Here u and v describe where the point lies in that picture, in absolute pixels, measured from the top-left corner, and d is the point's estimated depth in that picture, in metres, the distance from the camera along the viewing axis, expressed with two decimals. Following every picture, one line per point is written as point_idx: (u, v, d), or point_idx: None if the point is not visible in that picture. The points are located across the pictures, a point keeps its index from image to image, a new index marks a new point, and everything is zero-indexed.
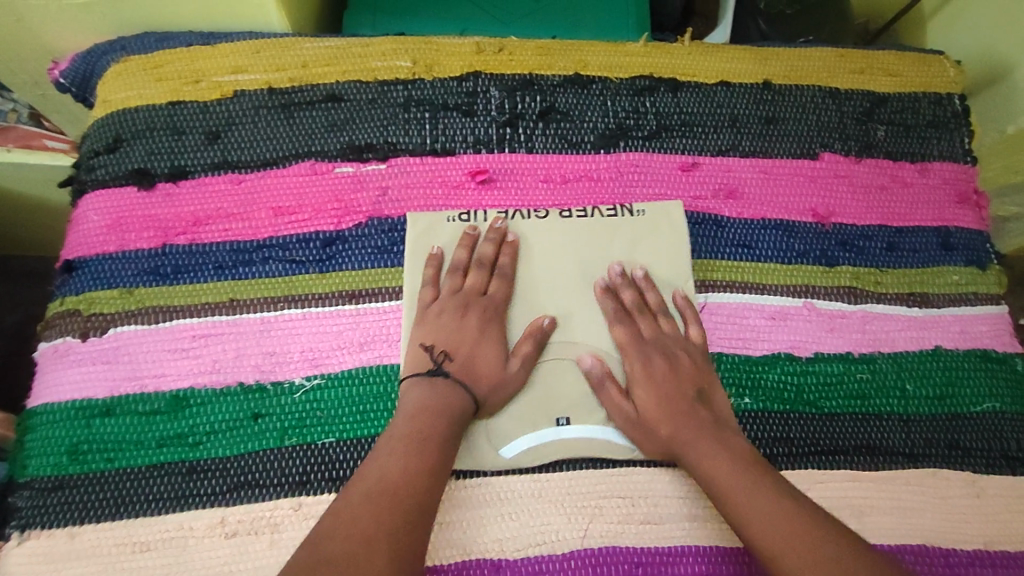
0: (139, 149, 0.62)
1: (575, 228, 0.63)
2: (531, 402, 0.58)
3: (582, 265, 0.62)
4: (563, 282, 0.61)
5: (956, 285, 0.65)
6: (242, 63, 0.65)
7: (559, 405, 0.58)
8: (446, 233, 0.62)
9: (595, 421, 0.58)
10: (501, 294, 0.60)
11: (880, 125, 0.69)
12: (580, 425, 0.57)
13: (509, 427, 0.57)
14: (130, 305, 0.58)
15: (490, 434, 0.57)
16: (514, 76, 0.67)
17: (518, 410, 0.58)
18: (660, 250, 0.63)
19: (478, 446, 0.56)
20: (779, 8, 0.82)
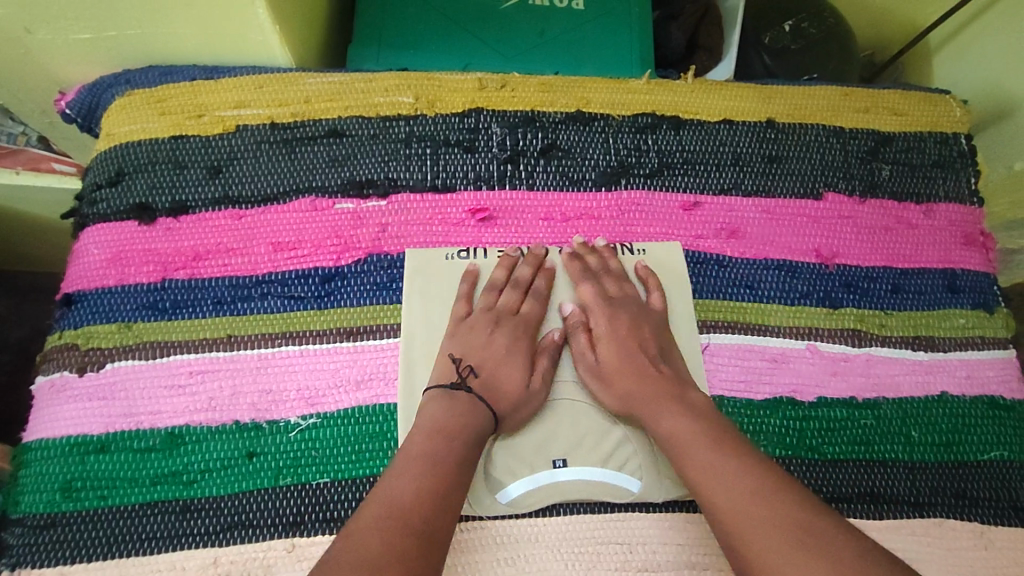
0: (140, 183, 0.63)
1: (575, 267, 0.63)
2: (527, 442, 0.57)
3: (581, 302, 0.62)
4: (558, 319, 0.61)
5: (962, 328, 0.64)
6: (245, 98, 0.65)
7: (556, 446, 0.57)
8: (442, 271, 0.62)
9: (592, 463, 0.57)
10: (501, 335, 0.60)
11: (885, 164, 0.68)
12: (576, 466, 0.56)
13: (505, 470, 0.56)
14: (127, 340, 0.58)
15: (487, 476, 0.56)
16: (516, 113, 0.67)
17: (514, 451, 0.57)
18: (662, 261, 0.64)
19: (474, 489, 0.55)
20: (784, 43, 0.82)
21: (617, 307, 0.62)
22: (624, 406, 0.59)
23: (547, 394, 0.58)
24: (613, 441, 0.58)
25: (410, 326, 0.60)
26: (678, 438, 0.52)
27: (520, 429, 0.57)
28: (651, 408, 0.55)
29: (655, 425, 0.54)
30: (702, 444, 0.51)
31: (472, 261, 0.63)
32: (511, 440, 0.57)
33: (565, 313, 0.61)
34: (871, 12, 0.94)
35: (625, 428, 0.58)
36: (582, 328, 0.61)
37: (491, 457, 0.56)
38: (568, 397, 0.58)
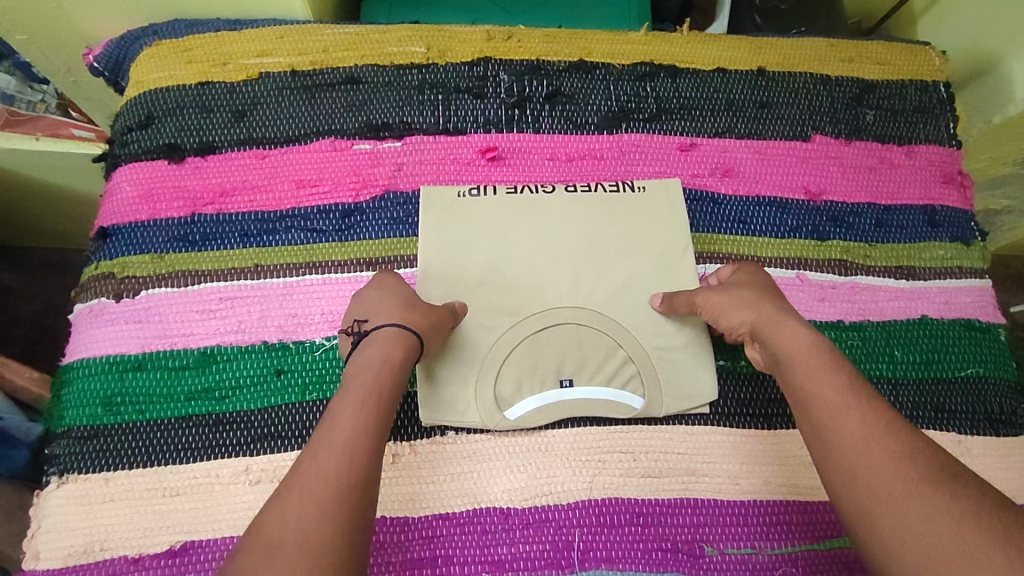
0: (170, 126, 0.66)
1: (580, 201, 0.67)
2: (536, 365, 0.61)
3: (584, 237, 0.66)
4: (564, 252, 0.65)
5: (942, 259, 0.68)
6: (266, 47, 0.69)
7: (564, 366, 0.61)
8: (456, 205, 0.66)
9: (595, 382, 0.61)
10: (511, 260, 0.64)
11: (869, 109, 0.72)
12: (581, 385, 0.60)
13: (513, 391, 0.60)
14: (161, 269, 0.62)
15: (499, 398, 0.59)
16: (522, 61, 0.71)
17: (524, 375, 0.60)
18: (662, 221, 0.66)
19: (486, 408, 0.59)
20: (774, 4, 0.86)
21: (618, 242, 0.66)
22: (623, 329, 0.63)
23: (555, 318, 0.62)
24: (617, 363, 0.62)
25: (422, 271, 0.63)
26: (794, 355, 0.51)
27: (530, 354, 0.61)
28: (779, 336, 0.53)
29: (777, 341, 0.52)
30: (821, 363, 0.50)
31: (484, 198, 0.66)
32: (522, 363, 0.61)
33: (569, 247, 0.65)
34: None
35: (627, 351, 0.62)
36: (584, 260, 0.65)
37: (503, 380, 0.60)
38: (575, 323, 0.62)
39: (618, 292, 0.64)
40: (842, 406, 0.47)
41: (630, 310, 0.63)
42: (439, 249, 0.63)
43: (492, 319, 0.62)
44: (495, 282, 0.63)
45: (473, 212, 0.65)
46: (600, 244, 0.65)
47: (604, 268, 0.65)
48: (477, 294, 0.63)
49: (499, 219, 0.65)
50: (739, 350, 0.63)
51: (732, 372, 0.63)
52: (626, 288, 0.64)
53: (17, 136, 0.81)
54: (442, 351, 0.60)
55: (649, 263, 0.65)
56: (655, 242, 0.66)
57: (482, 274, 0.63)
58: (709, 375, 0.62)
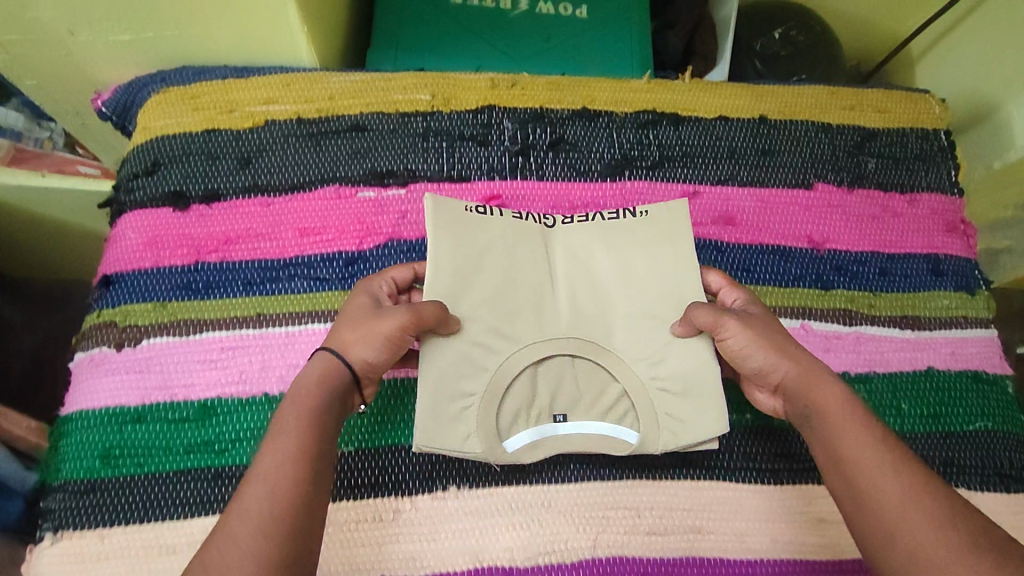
0: (175, 173, 0.67)
1: (587, 228, 0.64)
2: (534, 398, 0.59)
3: (586, 265, 0.63)
4: (568, 278, 0.63)
5: (946, 309, 0.68)
6: (273, 94, 0.70)
7: (560, 401, 0.59)
8: (462, 222, 0.61)
9: (590, 418, 0.59)
10: (512, 286, 0.61)
11: (871, 158, 0.73)
12: (575, 421, 0.59)
13: (509, 425, 0.58)
14: (163, 318, 0.61)
15: (497, 431, 0.57)
16: (526, 109, 0.72)
17: (522, 409, 0.58)
18: (674, 250, 0.62)
19: (487, 439, 0.56)
20: (774, 49, 0.85)
21: (623, 268, 0.63)
22: (622, 361, 0.60)
23: (556, 350, 0.60)
24: (615, 398, 0.59)
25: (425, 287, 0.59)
26: (828, 413, 0.52)
27: (528, 387, 0.59)
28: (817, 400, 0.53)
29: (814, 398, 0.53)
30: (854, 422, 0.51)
31: (489, 216, 0.62)
32: (521, 396, 0.58)
33: (573, 273, 0.63)
34: (860, 22, 0.99)
35: (626, 384, 0.59)
36: (587, 288, 0.63)
37: (503, 410, 0.57)
38: (575, 356, 0.60)
39: (619, 321, 0.62)
40: (881, 469, 0.48)
41: (632, 339, 0.60)
42: (443, 269, 0.59)
43: (493, 344, 0.58)
44: (497, 305, 0.60)
45: (480, 231, 0.61)
46: (604, 271, 0.63)
47: (606, 297, 0.63)
48: (481, 315, 0.59)
49: (506, 242, 0.62)
50: (745, 402, 0.63)
51: (738, 425, 0.62)
52: (632, 318, 0.61)
53: (24, 172, 0.82)
54: (441, 378, 0.56)
55: (654, 291, 0.62)
56: (666, 271, 0.62)
57: (486, 294, 0.60)
58: (714, 414, 0.58)
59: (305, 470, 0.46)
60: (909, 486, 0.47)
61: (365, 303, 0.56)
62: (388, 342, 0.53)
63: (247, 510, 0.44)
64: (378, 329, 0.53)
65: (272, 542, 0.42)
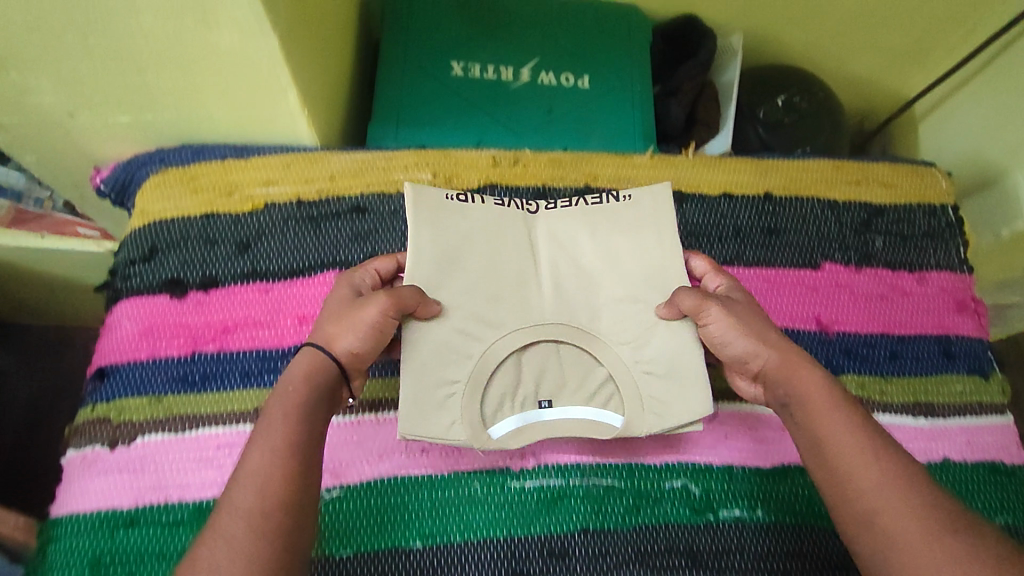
0: (173, 259, 0.66)
1: (568, 216, 0.65)
2: (518, 385, 0.59)
3: (568, 251, 0.64)
4: (553, 265, 0.63)
5: (959, 394, 0.66)
6: (272, 175, 0.69)
7: (542, 387, 0.60)
8: (444, 211, 0.62)
9: (574, 404, 0.60)
10: (494, 270, 0.62)
11: (878, 235, 0.72)
12: (559, 408, 0.59)
13: (493, 411, 0.58)
14: (158, 413, 0.60)
15: (482, 417, 0.58)
16: (528, 188, 0.71)
17: (506, 395, 0.59)
18: (654, 236, 0.63)
19: (472, 427, 0.57)
20: (778, 116, 0.85)
21: (606, 256, 0.64)
22: (607, 347, 0.61)
23: (540, 334, 0.60)
24: (598, 382, 0.60)
25: (409, 273, 0.59)
26: (808, 399, 0.52)
27: (511, 374, 0.59)
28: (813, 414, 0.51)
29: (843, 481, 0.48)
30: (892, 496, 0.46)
31: (470, 205, 0.63)
32: (505, 382, 0.59)
33: (558, 259, 0.64)
34: (861, 82, 0.99)
35: (609, 369, 0.60)
36: (572, 275, 0.63)
37: (487, 396, 0.58)
38: (558, 341, 0.61)
39: (603, 309, 0.62)
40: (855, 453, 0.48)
41: (615, 323, 0.62)
42: (425, 255, 0.60)
43: (478, 334, 0.59)
44: (481, 293, 0.60)
45: (461, 219, 0.62)
46: (590, 259, 0.64)
47: (589, 284, 0.63)
48: (465, 305, 0.59)
49: (488, 230, 0.62)
50: (755, 497, 0.61)
51: (750, 522, 0.60)
52: (613, 302, 0.62)
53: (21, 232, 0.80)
54: (425, 362, 0.57)
55: (639, 277, 0.62)
56: (647, 254, 0.63)
57: (470, 283, 0.60)
58: (700, 395, 0.58)
59: (296, 466, 0.46)
60: (893, 490, 0.46)
61: (347, 295, 0.56)
62: (371, 331, 0.53)
63: (238, 508, 0.44)
64: (360, 318, 0.53)
65: (260, 541, 0.42)
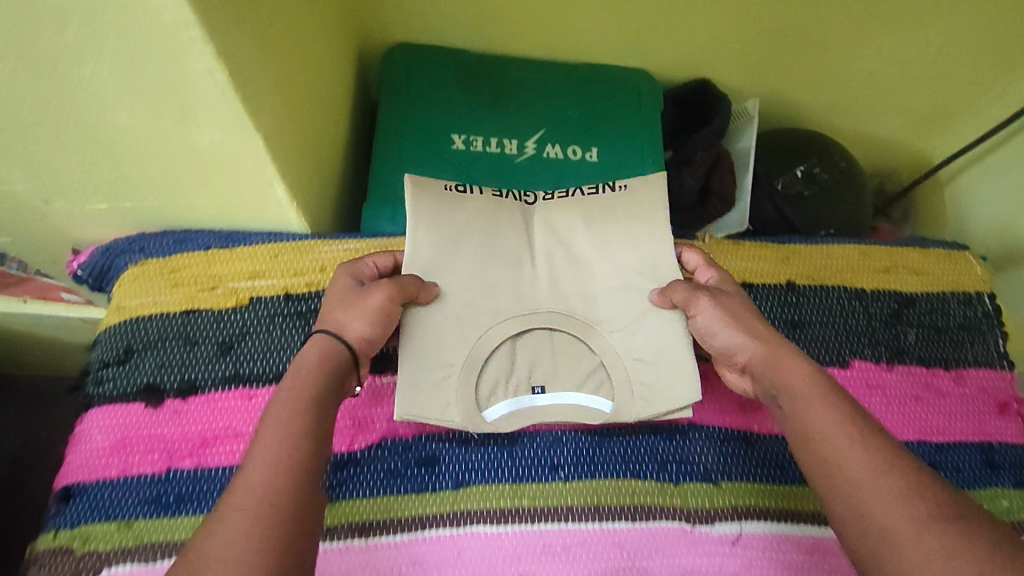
0: (149, 361, 0.61)
1: (564, 207, 0.63)
2: (513, 370, 0.58)
3: (563, 241, 0.63)
4: (547, 254, 0.62)
5: (1007, 511, 0.60)
6: (258, 267, 0.64)
7: (536, 373, 0.59)
8: (440, 201, 0.60)
9: (568, 390, 0.59)
10: (486, 257, 0.60)
11: (910, 327, 0.67)
12: (554, 393, 0.58)
13: (487, 394, 0.57)
14: (126, 542, 0.54)
15: (476, 401, 0.57)
16: None
17: (501, 380, 0.58)
18: (651, 227, 0.62)
19: (467, 410, 0.56)
20: (797, 189, 0.80)
21: (601, 247, 0.62)
22: (601, 333, 0.60)
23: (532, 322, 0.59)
24: (592, 368, 0.59)
25: (405, 263, 0.58)
26: (794, 388, 0.49)
27: (504, 362, 0.58)
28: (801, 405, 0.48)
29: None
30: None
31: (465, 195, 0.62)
32: (499, 367, 0.58)
33: (552, 249, 0.62)
34: (876, 143, 0.95)
35: (603, 356, 0.59)
36: (566, 263, 0.62)
37: (482, 380, 0.57)
38: (551, 329, 0.60)
39: (598, 299, 0.61)
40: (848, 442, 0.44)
41: (610, 310, 0.61)
42: (418, 248, 0.59)
43: (471, 322, 0.58)
44: (477, 281, 0.59)
45: (455, 213, 0.60)
46: (585, 250, 0.63)
47: (584, 272, 0.62)
48: (462, 290, 0.59)
49: (481, 223, 0.61)
50: None
51: None
52: (607, 287, 0.61)
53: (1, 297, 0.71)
54: (421, 345, 0.56)
55: (633, 266, 0.61)
56: (643, 242, 0.62)
57: (463, 272, 0.59)
58: (690, 382, 0.58)
59: (300, 464, 0.43)
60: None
61: (349, 283, 0.55)
62: (380, 315, 0.53)
63: (247, 496, 0.40)
64: (367, 302, 0.52)
65: (258, 540, 0.38)
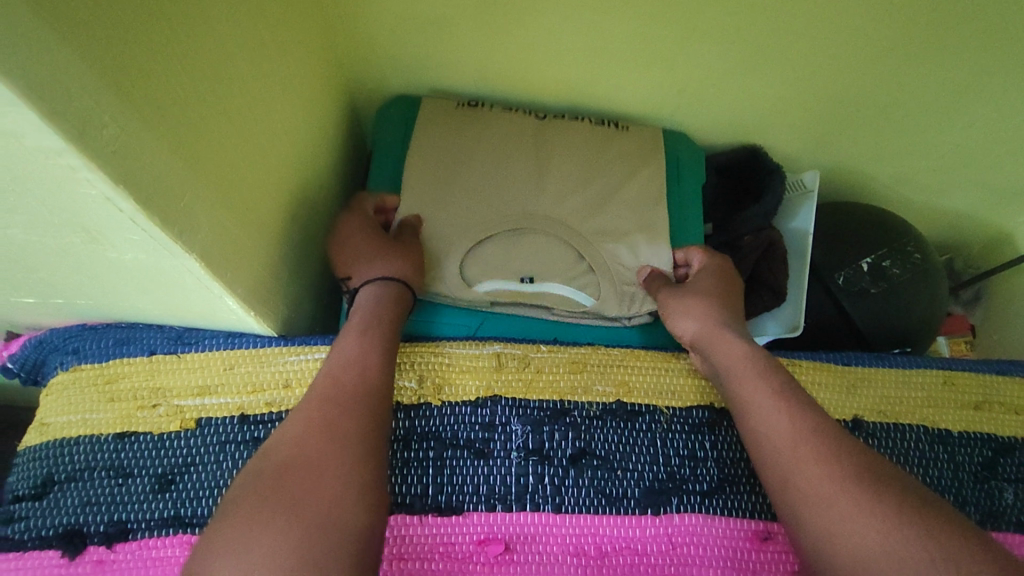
0: (71, 496, 0.50)
1: (576, 134, 0.70)
2: (506, 260, 0.64)
3: (570, 168, 0.68)
4: (555, 176, 0.68)
5: None
6: (210, 381, 0.54)
7: (525, 266, 0.63)
8: (462, 135, 0.68)
9: (556, 279, 0.63)
10: (503, 178, 0.67)
11: (1006, 484, 0.53)
12: (543, 283, 0.63)
13: (481, 273, 0.63)
14: None
15: (466, 274, 0.62)
16: (542, 404, 0.55)
17: (495, 263, 0.63)
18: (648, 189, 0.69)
19: (458, 284, 0.61)
20: (862, 285, 0.69)
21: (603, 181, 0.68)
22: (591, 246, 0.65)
23: (525, 225, 0.65)
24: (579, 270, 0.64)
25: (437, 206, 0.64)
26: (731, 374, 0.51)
27: (499, 250, 0.64)
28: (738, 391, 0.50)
29: None
30: None
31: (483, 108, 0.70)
32: (492, 255, 0.64)
33: (560, 169, 0.68)
34: (933, 209, 0.84)
35: (589, 262, 0.64)
36: (569, 184, 0.67)
37: (476, 261, 0.63)
38: (544, 234, 0.65)
39: (590, 214, 0.66)
40: (773, 407, 0.47)
41: (600, 225, 0.66)
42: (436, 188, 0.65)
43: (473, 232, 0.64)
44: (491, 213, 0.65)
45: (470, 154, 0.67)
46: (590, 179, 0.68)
47: (580, 208, 0.67)
48: (474, 214, 0.65)
49: (493, 159, 0.67)
50: None
51: None
52: (597, 203, 0.67)
53: None
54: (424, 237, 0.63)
55: (624, 209, 0.68)
56: (634, 198, 0.68)
57: (477, 191, 0.66)
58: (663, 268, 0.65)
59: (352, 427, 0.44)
60: None
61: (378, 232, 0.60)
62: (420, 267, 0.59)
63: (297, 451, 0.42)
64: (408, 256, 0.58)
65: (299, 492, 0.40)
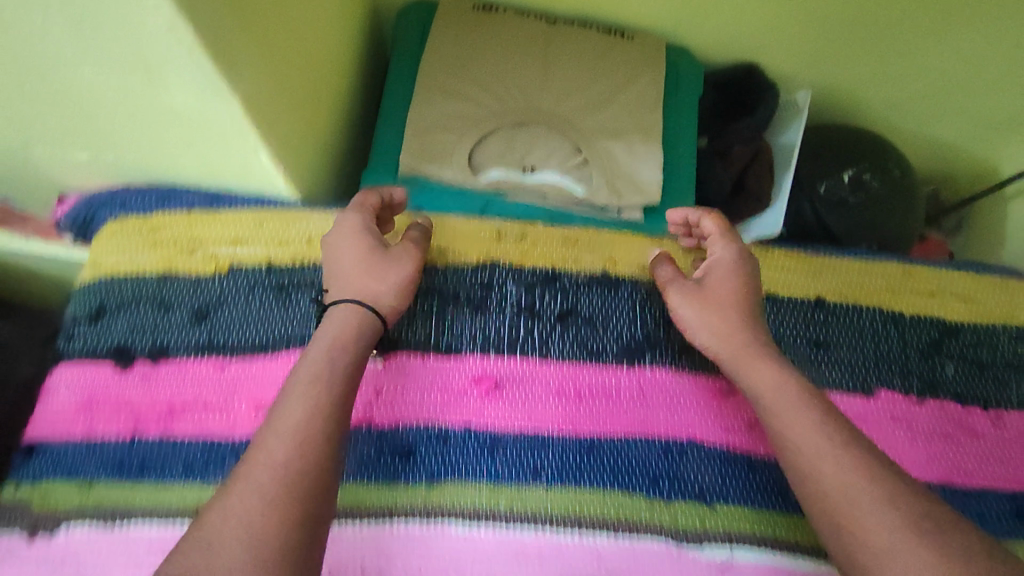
0: (121, 321, 0.58)
1: (582, 39, 0.75)
2: (511, 148, 0.69)
3: (574, 70, 0.73)
4: (560, 77, 0.73)
5: None
6: (242, 234, 0.60)
7: (528, 157, 0.69)
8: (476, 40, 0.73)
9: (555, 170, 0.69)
10: (512, 80, 0.72)
11: (949, 360, 0.60)
12: (543, 171, 0.68)
13: (487, 161, 0.69)
14: (85, 503, 0.52)
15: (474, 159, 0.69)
16: (536, 270, 0.61)
17: (500, 153, 0.69)
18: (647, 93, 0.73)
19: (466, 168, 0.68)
20: (841, 195, 0.74)
21: (605, 84, 0.73)
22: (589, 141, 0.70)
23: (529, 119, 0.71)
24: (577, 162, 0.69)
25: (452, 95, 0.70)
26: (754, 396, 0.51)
27: (504, 141, 0.69)
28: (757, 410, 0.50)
29: None
30: None
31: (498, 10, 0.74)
32: (498, 144, 0.69)
33: (565, 71, 0.73)
34: (923, 139, 0.88)
35: (586, 156, 0.70)
36: (572, 84, 0.73)
37: (483, 149, 0.69)
38: (546, 128, 0.70)
39: (589, 112, 0.72)
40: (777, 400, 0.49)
41: (598, 123, 0.71)
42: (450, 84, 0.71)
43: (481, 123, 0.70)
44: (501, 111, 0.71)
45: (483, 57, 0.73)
46: (592, 83, 0.73)
47: (580, 106, 0.72)
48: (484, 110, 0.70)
49: (504, 58, 0.73)
50: None
51: None
52: (597, 104, 0.72)
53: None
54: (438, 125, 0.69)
55: (623, 111, 0.72)
56: (634, 101, 0.73)
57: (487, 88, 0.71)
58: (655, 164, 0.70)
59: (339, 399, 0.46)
60: None
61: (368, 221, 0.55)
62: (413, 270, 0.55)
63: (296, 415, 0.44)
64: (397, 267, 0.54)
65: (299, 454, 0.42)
